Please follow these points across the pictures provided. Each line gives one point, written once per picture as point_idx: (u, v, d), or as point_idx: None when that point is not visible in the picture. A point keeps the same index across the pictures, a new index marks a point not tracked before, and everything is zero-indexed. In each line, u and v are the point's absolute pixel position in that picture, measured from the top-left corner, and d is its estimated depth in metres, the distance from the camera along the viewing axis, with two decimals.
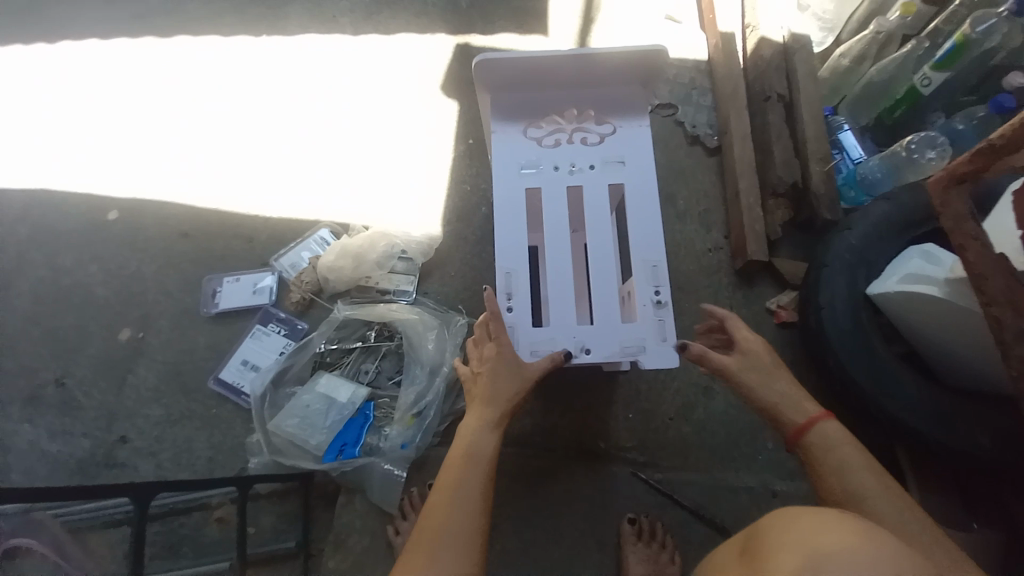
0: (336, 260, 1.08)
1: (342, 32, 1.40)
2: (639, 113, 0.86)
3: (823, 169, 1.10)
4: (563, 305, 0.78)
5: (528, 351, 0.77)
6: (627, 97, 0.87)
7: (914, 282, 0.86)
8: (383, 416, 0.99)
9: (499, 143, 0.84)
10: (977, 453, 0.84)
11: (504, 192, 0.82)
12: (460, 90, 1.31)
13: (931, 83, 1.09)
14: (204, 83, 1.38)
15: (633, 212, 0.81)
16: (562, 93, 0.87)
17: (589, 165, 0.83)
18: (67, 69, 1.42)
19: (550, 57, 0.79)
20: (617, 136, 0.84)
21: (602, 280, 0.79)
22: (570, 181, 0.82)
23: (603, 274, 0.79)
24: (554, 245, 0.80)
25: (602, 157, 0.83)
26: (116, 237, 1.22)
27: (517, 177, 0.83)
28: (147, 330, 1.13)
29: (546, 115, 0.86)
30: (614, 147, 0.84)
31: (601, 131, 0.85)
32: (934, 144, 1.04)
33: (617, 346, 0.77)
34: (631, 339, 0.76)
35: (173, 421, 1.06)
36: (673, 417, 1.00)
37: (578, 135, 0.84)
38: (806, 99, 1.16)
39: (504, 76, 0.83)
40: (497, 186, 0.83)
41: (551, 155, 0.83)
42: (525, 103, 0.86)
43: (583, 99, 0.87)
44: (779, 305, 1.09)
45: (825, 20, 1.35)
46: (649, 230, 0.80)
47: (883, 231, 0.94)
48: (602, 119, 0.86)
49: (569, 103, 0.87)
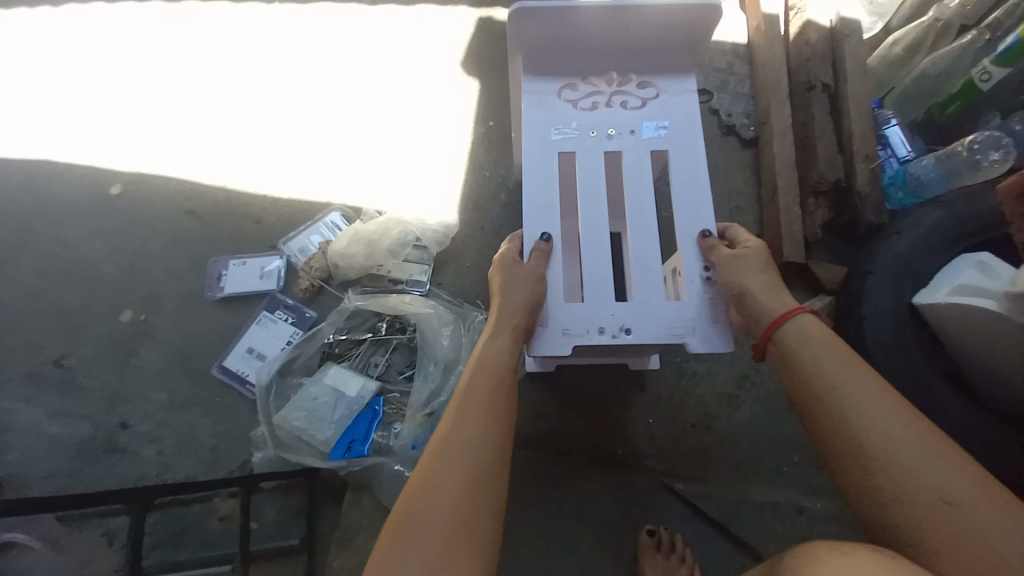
0: (348, 247, 1.03)
1: (358, 2, 1.32)
2: (684, 76, 0.80)
3: (869, 168, 1.02)
4: (602, 281, 0.72)
5: (558, 330, 0.71)
6: (671, 60, 0.81)
7: (964, 296, 0.80)
8: (393, 412, 0.95)
9: (532, 105, 0.79)
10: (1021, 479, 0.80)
11: (537, 156, 0.76)
12: (481, 68, 1.23)
13: (989, 78, 1.02)
14: (213, 51, 1.31)
15: (678, 181, 0.76)
16: (601, 50, 0.81)
17: (630, 131, 0.77)
18: (72, 31, 1.36)
19: (592, 8, 0.74)
20: (660, 101, 0.79)
21: (643, 263, 0.73)
22: (608, 147, 0.77)
23: (645, 249, 0.73)
24: (590, 216, 0.74)
25: (645, 123, 0.78)
26: (120, 213, 1.18)
27: (549, 145, 0.77)
28: (151, 311, 1.10)
29: (583, 77, 0.80)
30: (658, 112, 0.78)
31: (642, 96, 0.79)
32: (999, 145, 0.96)
33: (660, 327, 0.71)
34: (677, 319, 0.71)
35: (177, 407, 1.03)
36: (695, 425, 0.96)
37: (618, 98, 0.79)
38: (854, 90, 1.08)
39: (539, 32, 0.77)
40: (530, 149, 0.77)
41: (587, 120, 0.78)
42: (559, 65, 0.81)
43: (623, 61, 0.81)
44: (812, 311, 1.00)
45: (875, 5, 1.25)
46: (695, 200, 0.75)
47: (936, 240, 0.87)
48: (645, 82, 0.80)
49: (607, 64, 0.81)
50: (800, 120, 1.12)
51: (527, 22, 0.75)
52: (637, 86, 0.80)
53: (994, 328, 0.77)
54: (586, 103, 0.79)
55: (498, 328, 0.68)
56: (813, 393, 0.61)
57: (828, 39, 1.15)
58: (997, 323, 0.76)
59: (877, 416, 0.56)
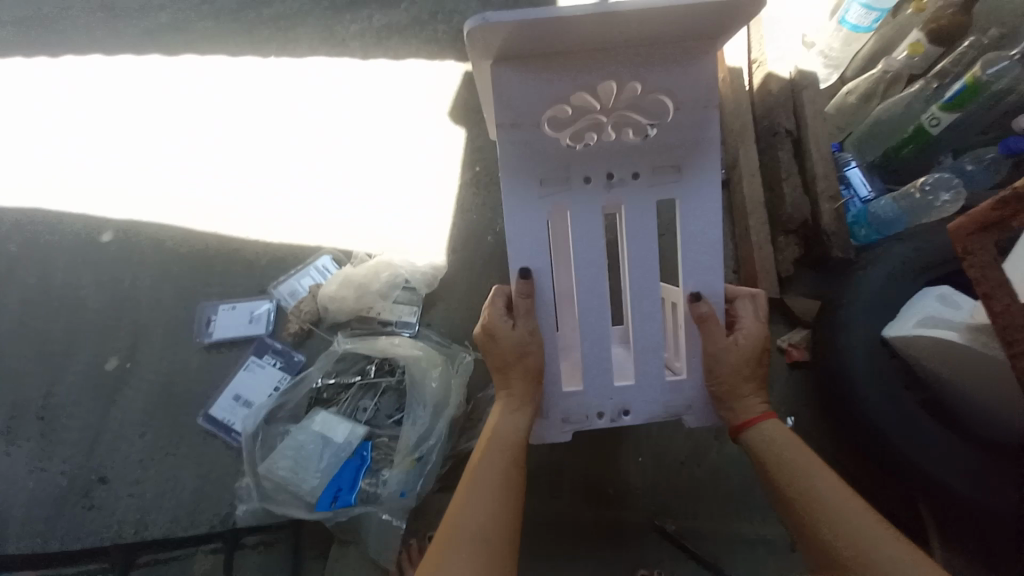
0: (338, 291, 1.05)
1: (351, 57, 1.35)
2: (700, 89, 0.70)
3: (835, 208, 1.08)
4: (602, 367, 0.77)
5: (559, 417, 0.79)
6: (686, 61, 0.68)
7: (931, 327, 0.83)
8: (382, 458, 0.95)
9: (517, 146, 0.71)
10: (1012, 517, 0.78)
11: (528, 216, 0.74)
12: (469, 117, 1.29)
13: (940, 123, 1.09)
14: (207, 99, 1.35)
15: (682, 241, 0.75)
16: (596, 60, 0.67)
17: (631, 173, 0.73)
18: (64, 80, 1.37)
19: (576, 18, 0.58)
20: (668, 128, 0.72)
21: (646, 328, 0.77)
22: (607, 194, 0.74)
23: (648, 322, 0.77)
24: (592, 287, 0.75)
25: (648, 162, 0.73)
26: (108, 259, 1.18)
27: (541, 197, 0.73)
28: (135, 357, 1.08)
29: (575, 95, 0.68)
30: (665, 144, 0.72)
31: (648, 121, 0.70)
32: (949, 186, 1.04)
33: (656, 408, 0.79)
34: (675, 402, 0.79)
35: (161, 454, 1.02)
36: (685, 461, 0.96)
37: (619, 128, 0.71)
38: (815, 135, 1.16)
39: (517, 40, 0.62)
40: (516, 211, 0.73)
41: (582, 161, 0.73)
42: (546, 72, 0.68)
43: (624, 65, 0.68)
44: (789, 344, 1.06)
45: (830, 58, 1.34)
46: (697, 262, 0.76)
47: (902, 273, 0.91)
48: (651, 97, 0.69)
49: (606, 75, 0.68)
50: (768, 164, 1.20)
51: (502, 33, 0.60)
52: (642, 98, 0.69)
53: (962, 358, 0.80)
54: (581, 125, 0.70)
55: (507, 406, 0.76)
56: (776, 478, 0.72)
57: (788, 89, 1.24)
58: (961, 353, 0.79)
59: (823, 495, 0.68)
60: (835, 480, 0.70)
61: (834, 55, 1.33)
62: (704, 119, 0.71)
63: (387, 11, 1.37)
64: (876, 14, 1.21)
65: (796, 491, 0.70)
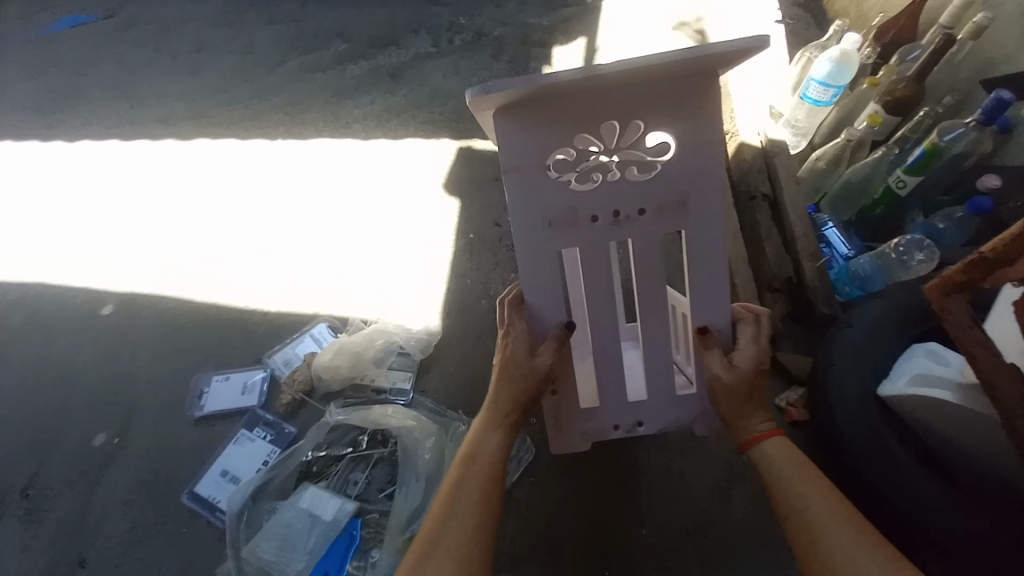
0: (332, 360, 1.05)
1: (354, 136, 1.53)
2: (700, 125, 0.71)
3: (816, 265, 1.12)
4: (615, 388, 0.83)
5: (578, 432, 0.85)
6: (684, 100, 0.70)
7: (925, 385, 0.83)
8: (372, 536, 0.91)
9: (523, 188, 0.73)
10: None
11: (538, 253, 0.76)
12: (462, 187, 1.38)
13: (908, 185, 1.15)
14: (220, 178, 1.46)
15: (692, 271, 0.77)
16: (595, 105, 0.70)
17: (638, 210, 0.74)
18: (94, 166, 1.52)
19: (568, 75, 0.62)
20: (671, 164, 0.72)
21: (654, 347, 0.82)
22: (616, 231, 0.75)
23: (657, 344, 0.82)
24: (603, 315, 0.79)
25: (654, 198, 0.74)
26: (108, 332, 1.20)
27: (549, 234, 0.75)
28: (124, 433, 1.06)
29: (577, 140, 0.71)
30: (670, 181, 0.73)
31: (649, 158, 0.72)
32: (922, 246, 1.06)
33: (666, 421, 0.85)
34: (685, 414, 0.84)
35: (140, 539, 0.96)
36: (690, 531, 0.92)
37: (624, 167, 0.73)
38: (791, 198, 1.23)
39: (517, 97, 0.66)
40: (526, 245, 0.75)
41: (590, 201, 0.74)
42: (549, 122, 0.71)
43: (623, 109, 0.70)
44: (788, 403, 1.05)
45: (797, 127, 1.46)
46: (708, 290, 0.78)
47: (887, 329, 0.93)
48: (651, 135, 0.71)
49: (606, 119, 0.70)
50: (748, 227, 1.26)
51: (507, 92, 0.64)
52: (642, 137, 0.71)
53: (955, 417, 0.80)
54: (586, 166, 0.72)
55: (490, 424, 0.79)
56: (777, 499, 0.71)
57: (761, 156, 1.33)
58: (952, 412, 0.80)
59: (818, 522, 0.66)
60: (836, 505, 0.67)
61: (800, 125, 1.45)
62: (705, 153, 0.72)
63: (388, 96, 1.62)
64: (835, 90, 1.32)
65: (789, 512, 0.69)
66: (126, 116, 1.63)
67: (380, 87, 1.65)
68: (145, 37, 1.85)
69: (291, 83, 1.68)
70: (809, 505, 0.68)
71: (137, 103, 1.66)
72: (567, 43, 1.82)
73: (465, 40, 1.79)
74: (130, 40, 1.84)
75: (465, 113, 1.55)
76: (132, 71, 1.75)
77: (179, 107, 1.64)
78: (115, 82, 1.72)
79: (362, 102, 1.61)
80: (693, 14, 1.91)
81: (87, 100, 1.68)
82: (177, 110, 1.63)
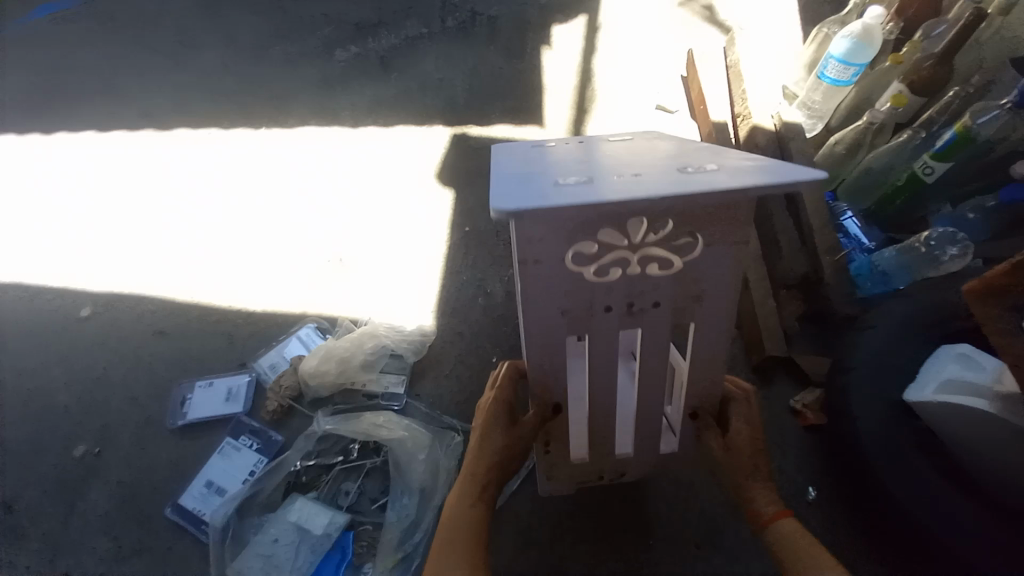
0: (320, 364, 1.00)
1: (342, 125, 1.45)
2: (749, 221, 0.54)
3: (834, 260, 1.04)
4: (605, 446, 0.80)
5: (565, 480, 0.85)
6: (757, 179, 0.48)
7: (956, 391, 0.78)
8: (365, 551, 0.86)
9: (526, 277, 0.56)
10: None
11: (535, 339, 0.62)
12: (456, 178, 1.32)
13: (934, 172, 1.07)
14: (201, 172, 1.39)
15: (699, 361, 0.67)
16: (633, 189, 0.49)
17: (654, 301, 0.60)
18: (69, 162, 1.45)
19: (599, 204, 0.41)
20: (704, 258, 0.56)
21: (648, 416, 0.76)
22: (625, 322, 0.62)
23: (652, 415, 0.75)
24: (601, 396, 0.71)
25: (676, 291, 0.59)
26: (87, 338, 1.14)
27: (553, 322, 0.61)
28: (106, 444, 1.01)
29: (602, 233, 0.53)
30: (695, 275, 0.58)
31: (681, 254, 0.55)
32: (955, 239, 0.99)
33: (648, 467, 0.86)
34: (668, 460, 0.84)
35: (120, 556, 0.91)
36: (701, 545, 0.87)
37: (648, 261, 0.56)
38: (807, 187, 1.16)
39: (535, 185, 0.46)
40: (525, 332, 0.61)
41: (602, 292, 0.58)
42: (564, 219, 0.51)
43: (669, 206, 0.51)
44: (802, 406, 0.98)
45: (814, 109, 1.39)
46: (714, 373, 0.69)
47: (915, 329, 0.87)
48: (690, 228, 0.53)
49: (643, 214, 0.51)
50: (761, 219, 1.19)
51: (524, 195, 0.43)
52: (675, 234, 0.54)
53: (991, 426, 0.75)
54: (607, 258, 0.55)
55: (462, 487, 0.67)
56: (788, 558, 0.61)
57: (773, 142, 1.27)
58: (987, 421, 0.75)
59: None
60: None
61: (816, 107, 1.38)
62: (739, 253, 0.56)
63: (378, 82, 1.54)
64: (856, 68, 1.24)
65: None
66: (103, 107, 1.55)
67: (370, 72, 1.56)
68: (123, 24, 1.77)
69: (276, 69, 1.59)
70: (814, 568, 0.59)
71: (115, 93, 1.58)
72: (567, 22, 1.72)
73: (459, 20, 1.69)
74: (108, 28, 1.76)
75: (459, 102, 1.50)
76: (109, 59, 1.67)
77: (159, 97, 1.56)
78: (92, 71, 1.64)
79: (351, 88, 1.53)
80: None
81: (62, 91, 1.60)
82: (155, 100, 1.55)
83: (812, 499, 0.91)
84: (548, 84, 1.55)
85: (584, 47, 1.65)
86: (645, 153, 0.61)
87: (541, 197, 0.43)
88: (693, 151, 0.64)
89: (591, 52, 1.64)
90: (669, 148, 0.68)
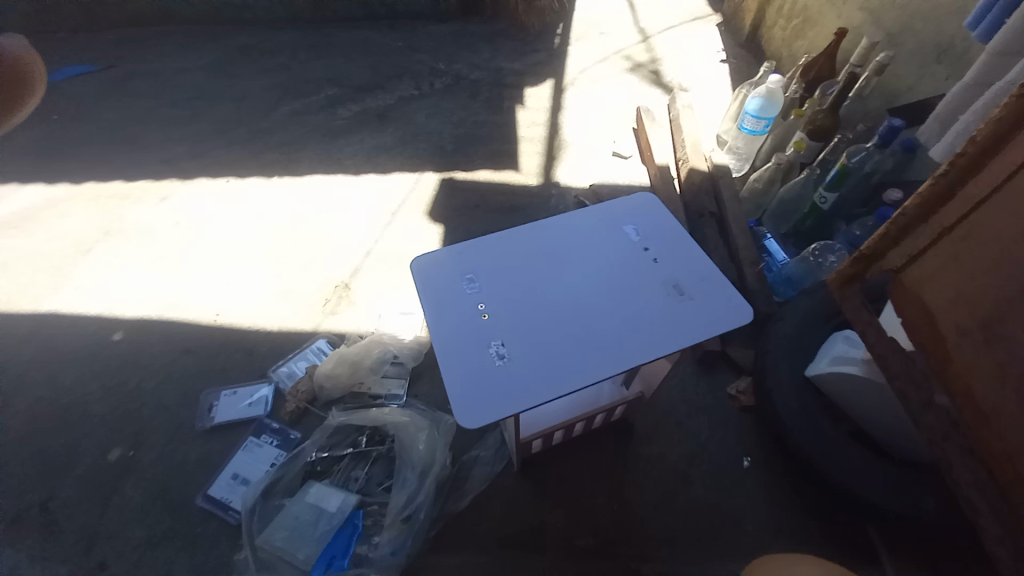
0: (333, 368, 1.17)
1: (345, 172, 1.70)
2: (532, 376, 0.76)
3: (755, 272, 1.32)
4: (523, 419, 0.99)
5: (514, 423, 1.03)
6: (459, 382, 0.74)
7: (841, 364, 0.97)
8: (372, 524, 1.01)
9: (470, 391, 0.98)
10: (924, 520, 0.89)
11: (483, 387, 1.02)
12: (445, 215, 1.57)
13: (828, 201, 1.33)
14: (219, 212, 1.60)
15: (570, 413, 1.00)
16: (443, 330, 0.80)
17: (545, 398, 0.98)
18: (99, 203, 1.63)
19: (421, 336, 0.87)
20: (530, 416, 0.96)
21: (555, 409, 0.99)
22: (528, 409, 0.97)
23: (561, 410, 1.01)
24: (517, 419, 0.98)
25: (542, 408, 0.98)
26: (120, 357, 1.29)
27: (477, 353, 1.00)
28: (138, 446, 1.15)
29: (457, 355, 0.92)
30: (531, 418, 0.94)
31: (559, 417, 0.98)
32: (834, 250, 1.27)
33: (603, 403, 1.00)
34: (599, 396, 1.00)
35: (156, 541, 1.04)
36: (657, 506, 1.05)
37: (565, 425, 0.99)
38: (732, 217, 1.44)
39: (430, 313, 0.82)
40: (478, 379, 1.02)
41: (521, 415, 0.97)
42: None
43: (468, 344, 0.78)
44: (737, 391, 1.18)
45: (739, 153, 1.70)
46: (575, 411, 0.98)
47: (813, 321, 1.10)
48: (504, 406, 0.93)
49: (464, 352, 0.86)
50: (697, 240, 1.44)
51: (423, 305, 0.83)
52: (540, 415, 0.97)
53: (869, 388, 0.94)
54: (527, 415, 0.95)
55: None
56: None
57: (707, 180, 1.55)
58: (867, 384, 0.93)
59: None
60: None
61: (740, 151, 1.69)
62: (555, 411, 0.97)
63: (376, 136, 1.81)
64: (765, 121, 1.53)
65: None
66: (131, 158, 1.76)
67: (368, 128, 1.83)
68: (144, 87, 2.01)
69: (286, 126, 1.85)
70: None
71: (142, 148, 1.79)
72: (536, 84, 2.04)
73: (445, 83, 2.01)
74: (131, 90, 1.99)
75: (446, 152, 1.76)
76: (132, 118, 1.89)
77: (179, 150, 1.78)
78: (117, 128, 1.86)
79: (353, 141, 1.79)
80: (647, 58, 2.17)
81: (89, 146, 1.80)
82: (176, 152, 1.77)
83: (747, 466, 1.10)
84: (522, 135, 1.84)
85: (551, 104, 1.97)
86: (530, 337, 0.80)
87: (432, 289, 0.85)
88: (567, 362, 0.77)
89: (556, 108, 1.95)
90: (595, 329, 0.81)
